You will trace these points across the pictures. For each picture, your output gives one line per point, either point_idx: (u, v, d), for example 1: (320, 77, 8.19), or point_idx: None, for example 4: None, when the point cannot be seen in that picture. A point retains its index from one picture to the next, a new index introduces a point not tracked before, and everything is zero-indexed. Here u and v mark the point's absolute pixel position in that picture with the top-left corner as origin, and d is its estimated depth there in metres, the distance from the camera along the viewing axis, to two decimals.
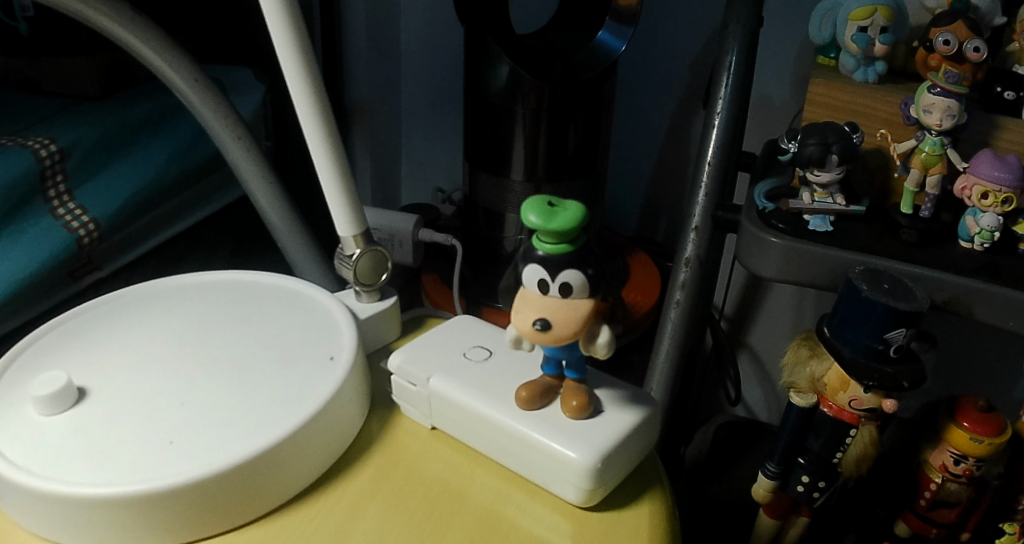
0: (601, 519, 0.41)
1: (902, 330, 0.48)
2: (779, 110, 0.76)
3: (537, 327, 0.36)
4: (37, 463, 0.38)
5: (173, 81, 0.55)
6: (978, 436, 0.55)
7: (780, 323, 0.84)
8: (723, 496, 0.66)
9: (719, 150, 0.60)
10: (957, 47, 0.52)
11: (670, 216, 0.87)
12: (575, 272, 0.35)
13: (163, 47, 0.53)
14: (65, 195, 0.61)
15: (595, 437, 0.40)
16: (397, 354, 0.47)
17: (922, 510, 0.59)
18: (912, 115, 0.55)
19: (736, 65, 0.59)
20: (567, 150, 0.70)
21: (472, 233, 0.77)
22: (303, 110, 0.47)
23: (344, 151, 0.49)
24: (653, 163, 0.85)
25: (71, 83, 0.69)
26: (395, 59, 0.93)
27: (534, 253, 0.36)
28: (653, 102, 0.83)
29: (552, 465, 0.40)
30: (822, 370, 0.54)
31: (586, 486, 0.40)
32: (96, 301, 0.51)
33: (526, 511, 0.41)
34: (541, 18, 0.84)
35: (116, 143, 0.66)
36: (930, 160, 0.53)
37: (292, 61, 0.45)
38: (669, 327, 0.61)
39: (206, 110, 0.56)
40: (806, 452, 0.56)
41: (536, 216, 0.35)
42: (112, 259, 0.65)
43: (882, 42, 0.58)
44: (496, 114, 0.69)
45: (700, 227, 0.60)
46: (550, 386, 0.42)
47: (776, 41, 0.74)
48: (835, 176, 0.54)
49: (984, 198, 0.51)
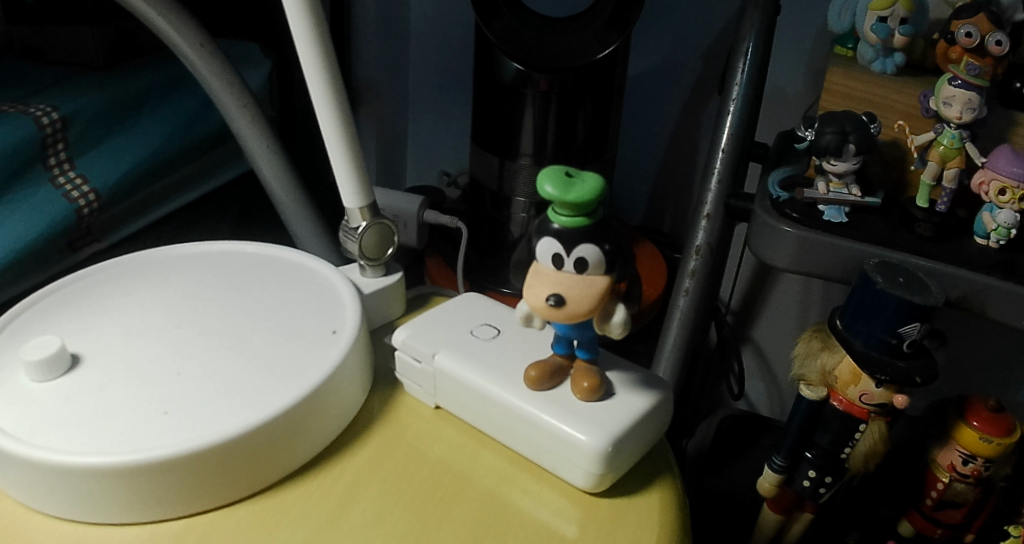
0: (608, 506, 0.40)
1: (915, 325, 0.47)
2: (791, 103, 0.75)
3: (550, 303, 0.35)
4: (25, 430, 0.37)
5: (179, 47, 0.53)
6: (987, 436, 0.54)
7: (786, 317, 0.83)
8: (725, 490, 0.65)
9: (734, 137, 0.58)
10: (979, 40, 0.50)
11: (677, 206, 0.86)
12: (591, 247, 0.34)
13: (168, 11, 0.52)
14: (66, 163, 0.59)
15: (606, 421, 0.39)
16: (402, 330, 0.46)
17: (928, 510, 0.58)
18: (932, 108, 0.53)
19: (753, 51, 0.58)
20: (577, 135, 0.69)
21: (478, 216, 0.76)
22: (313, 81, 0.46)
23: (354, 124, 0.48)
24: (663, 152, 0.84)
25: (75, 54, 0.68)
26: (404, 40, 0.92)
27: (549, 226, 0.35)
28: (665, 91, 0.81)
29: (561, 449, 0.39)
30: (833, 362, 0.52)
31: (595, 472, 0.39)
32: (89, 268, 0.50)
33: (531, 496, 0.40)
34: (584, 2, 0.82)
35: (120, 112, 0.65)
36: (948, 153, 0.52)
37: (301, 27, 0.44)
38: (676, 316, 0.60)
39: (211, 77, 0.55)
40: (813, 446, 0.55)
41: (553, 186, 0.33)
42: (112, 231, 0.64)
43: (902, 33, 0.57)
44: (505, 96, 0.68)
45: (711, 215, 0.59)
46: (560, 366, 0.41)
47: (790, 32, 0.73)
48: (852, 166, 0.53)
49: (1002, 194, 0.50)
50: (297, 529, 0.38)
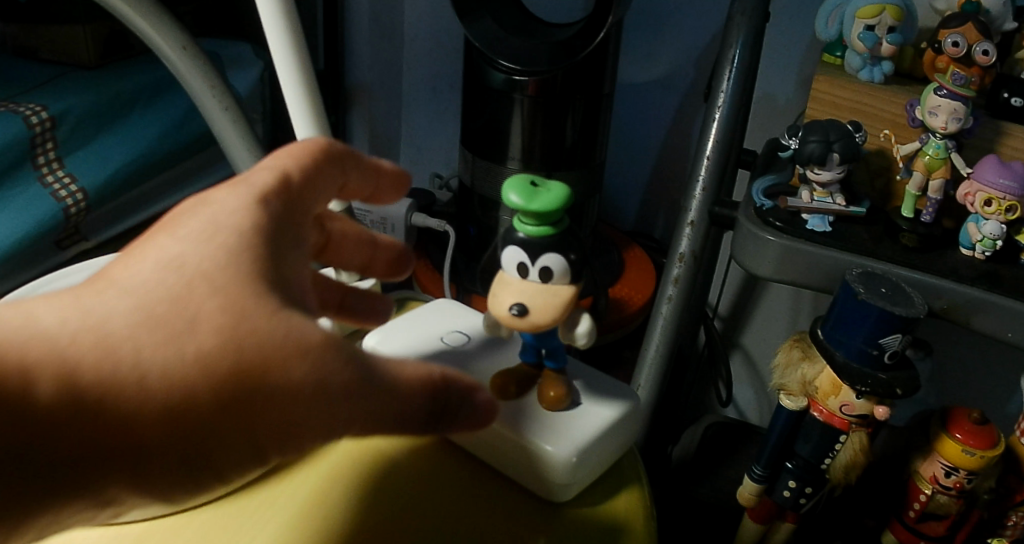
0: (574, 516, 0.41)
1: (897, 336, 0.46)
2: (782, 110, 0.75)
3: (513, 313, 0.35)
4: None
5: (163, 52, 0.53)
6: (970, 448, 0.53)
7: (775, 324, 0.82)
8: (710, 498, 0.65)
9: (718, 145, 0.58)
10: (966, 50, 0.50)
11: (669, 212, 0.86)
12: (556, 257, 0.34)
13: (153, 16, 0.52)
14: (54, 162, 0.60)
15: (571, 434, 0.41)
16: (374, 337, 0.47)
17: (911, 521, 0.58)
18: (918, 117, 0.53)
19: (740, 58, 0.57)
20: (565, 141, 0.69)
21: (466, 219, 0.76)
22: (289, 85, 0.46)
23: (327, 125, 0.49)
24: (654, 157, 0.84)
25: (69, 53, 0.68)
26: (398, 43, 0.92)
27: (514, 235, 0.35)
28: (656, 97, 0.81)
29: (529, 461, 0.41)
30: (813, 373, 0.52)
31: (561, 483, 0.40)
32: (69, 284, 0.53)
33: (496, 504, 0.42)
34: (583, 9, 0.81)
35: (111, 111, 0.65)
36: (933, 163, 0.52)
37: (279, 34, 0.44)
38: (659, 322, 0.60)
39: (194, 80, 0.55)
40: (794, 456, 0.55)
41: (518, 197, 0.34)
42: (100, 230, 0.65)
43: (890, 42, 0.56)
44: (493, 100, 0.68)
45: (695, 222, 0.58)
46: (528, 375, 0.43)
47: (780, 40, 0.72)
48: (836, 175, 0.53)
49: (988, 205, 0.49)
50: (271, 525, 0.40)
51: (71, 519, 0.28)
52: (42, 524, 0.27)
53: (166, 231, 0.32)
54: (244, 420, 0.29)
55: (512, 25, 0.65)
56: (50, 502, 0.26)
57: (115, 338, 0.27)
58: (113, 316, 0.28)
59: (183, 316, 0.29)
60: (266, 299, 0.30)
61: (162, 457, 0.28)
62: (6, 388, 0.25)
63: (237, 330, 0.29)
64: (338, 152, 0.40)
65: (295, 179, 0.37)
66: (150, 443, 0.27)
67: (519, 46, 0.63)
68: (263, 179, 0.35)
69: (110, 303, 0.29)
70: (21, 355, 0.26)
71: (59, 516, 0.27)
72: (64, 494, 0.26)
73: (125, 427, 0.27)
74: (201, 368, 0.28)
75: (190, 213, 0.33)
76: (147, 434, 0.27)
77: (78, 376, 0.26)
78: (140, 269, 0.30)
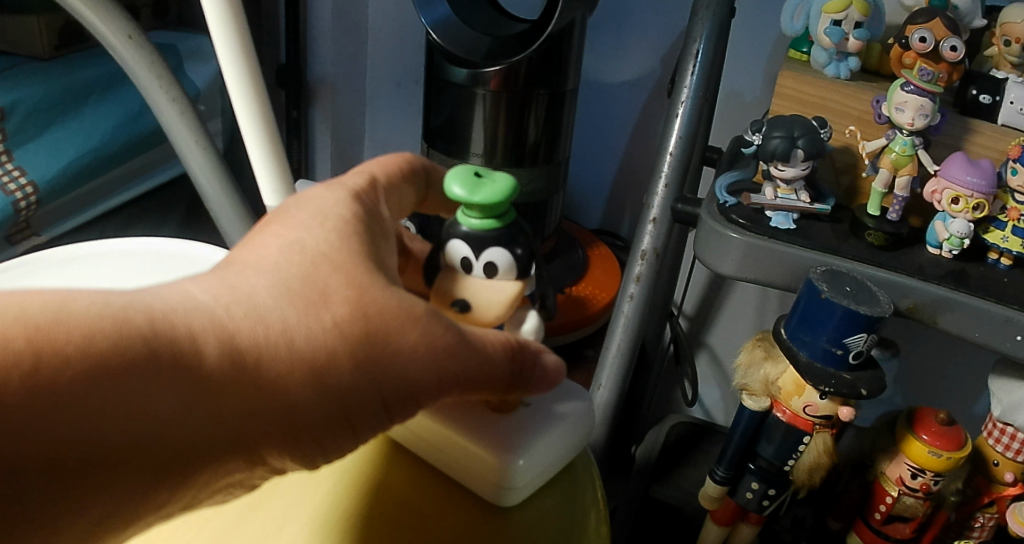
0: (520, 519, 0.39)
1: (863, 336, 0.45)
2: (749, 108, 0.74)
3: (457, 309, 0.35)
4: None
5: (109, 42, 0.51)
6: (937, 450, 0.52)
7: (740, 322, 0.81)
8: (674, 501, 0.63)
9: (681, 140, 0.56)
10: (933, 45, 0.49)
11: (635, 209, 0.85)
12: (501, 251, 0.34)
13: (98, 5, 0.49)
14: (3, 155, 0.57)
15: (511, 438, 0.40)
16: None
17: (876, 523, 0.56)
18: (884, 114, 0.52)
19: (704, 52, 0.56)
20: (529, 137, 0.67)
21: (427, 215, 0.74)
22: (232, 77, 0.44)
23: (273, 117, 0.46)
24: (621, 155, 0.83)
25: (21, 44, 0.65)
26: (362, 37, 0.90)
27: (458, 228, 0.35)
28: (624, 94, 0.80)
29: (474, 464, 0.40)
30: (776, 373, 0.51)
31: (504, 485, 0.39)
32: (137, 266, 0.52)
33: (436, 505, 0.40)
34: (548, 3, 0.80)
35: (63, 103, 0.62)
36: (900, 160, 0.50)
37: (219, 22, 0.42)
38: (621, 321, 0.58)
39: (138, 70, 0.53)
40: (756, 458, 0.54)
41: (461, 187, 0.33)
42: (52, 225, 0.63)
43: (857, 37, 0.54)
44: (454, 94, 0.66)
45: (658, 219, 0.57)
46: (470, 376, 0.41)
47: (749, 37, 0.71)
48: (800, 172, 0.51)
49: (955, 203, 0.48)
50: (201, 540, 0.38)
51: (216, 481, 0.29)
52: (199, 485, 0.28)
53: (277, 221, 0.34)
54: (371, 377, 0.30)
55: (478, 21, 0.63)
56: (215, 459, 0.27)
57: (265, 306, 0.29)
58: (257, 289, 0.30)
59: (318, 287, 0.30)
60: (378, 278, 0.32)
61: (303, 410, 0.29)
62: (181, 352, 0.26)
63: (363, 300, 0.31)
64: (421, 165, 0.42)
65: (381, 183, 0.39)
66: (296, 404, 0.29)
67: (475, 37, 0.62)
68: (355, 182, 0.38)
69: (252, 280, 0.30)
70: (184, 321, 0.27)
71: (214, 474, 0.28)
72: (227, 451, 0.28)
73: (276, 388, 0.28)
74: (341, 333, 0.30)
75: (292, 211, 0.34)
76: (295, 392, 0.29)
77: (237, 338, 0.28)
78: (268, 252, 0.31)
